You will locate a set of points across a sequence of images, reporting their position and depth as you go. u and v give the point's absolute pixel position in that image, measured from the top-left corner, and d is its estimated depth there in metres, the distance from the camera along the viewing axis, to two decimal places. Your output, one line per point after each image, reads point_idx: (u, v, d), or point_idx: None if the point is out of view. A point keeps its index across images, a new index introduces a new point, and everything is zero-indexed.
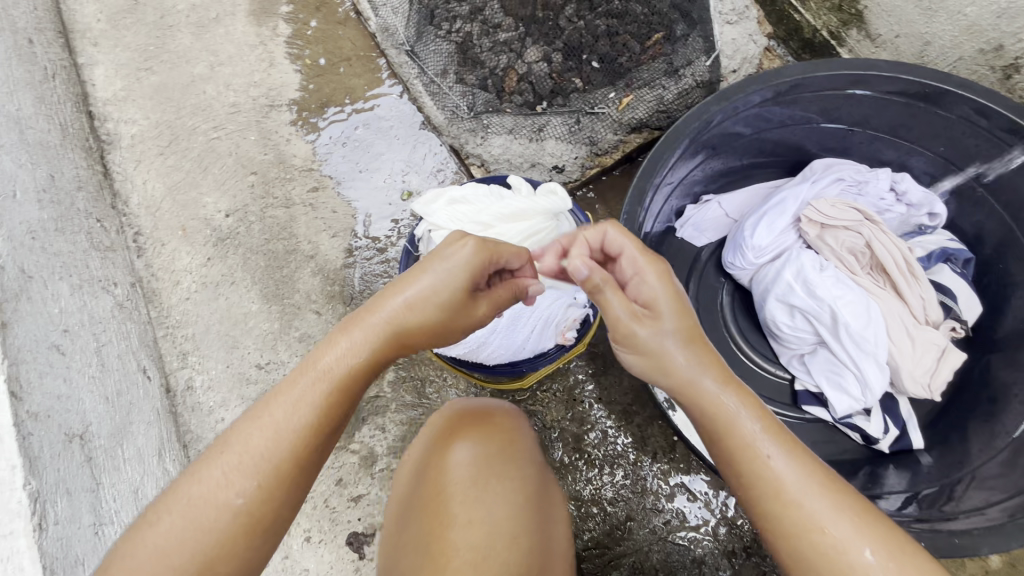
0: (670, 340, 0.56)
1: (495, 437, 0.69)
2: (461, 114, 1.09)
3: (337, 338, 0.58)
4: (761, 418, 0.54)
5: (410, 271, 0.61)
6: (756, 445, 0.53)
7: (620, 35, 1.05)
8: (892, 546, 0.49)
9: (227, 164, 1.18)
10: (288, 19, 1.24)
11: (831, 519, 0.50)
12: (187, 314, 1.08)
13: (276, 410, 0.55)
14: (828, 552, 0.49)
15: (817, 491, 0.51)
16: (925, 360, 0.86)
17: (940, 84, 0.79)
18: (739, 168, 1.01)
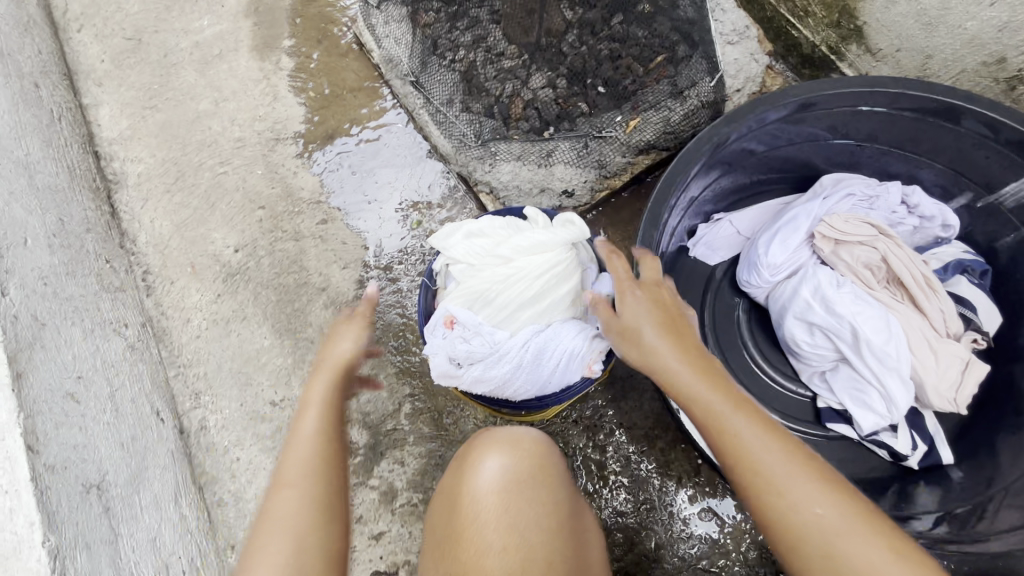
0: (648, 332, 0.65)
1: (526, 458, 0.66)
2: (469, 142, 1.09)
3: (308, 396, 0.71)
4: (730, 394, 0.60)
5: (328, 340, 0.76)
6: (725, 421, 0.58)
7: (622, 58, 1.06)
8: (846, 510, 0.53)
9: (235, 199, 1.18)
10: (291, 53, 1.27)
11: (790, 486, 0.54)
12: (198, 353, 1.08)
13: (289, 451, 0.67)
14: (786, 513, 0.53)
15: (780, 461, 0.55)
16: (948, 373, 0.85)
17: (948, 98, 0.80)
18: (748, 185, 1.01)
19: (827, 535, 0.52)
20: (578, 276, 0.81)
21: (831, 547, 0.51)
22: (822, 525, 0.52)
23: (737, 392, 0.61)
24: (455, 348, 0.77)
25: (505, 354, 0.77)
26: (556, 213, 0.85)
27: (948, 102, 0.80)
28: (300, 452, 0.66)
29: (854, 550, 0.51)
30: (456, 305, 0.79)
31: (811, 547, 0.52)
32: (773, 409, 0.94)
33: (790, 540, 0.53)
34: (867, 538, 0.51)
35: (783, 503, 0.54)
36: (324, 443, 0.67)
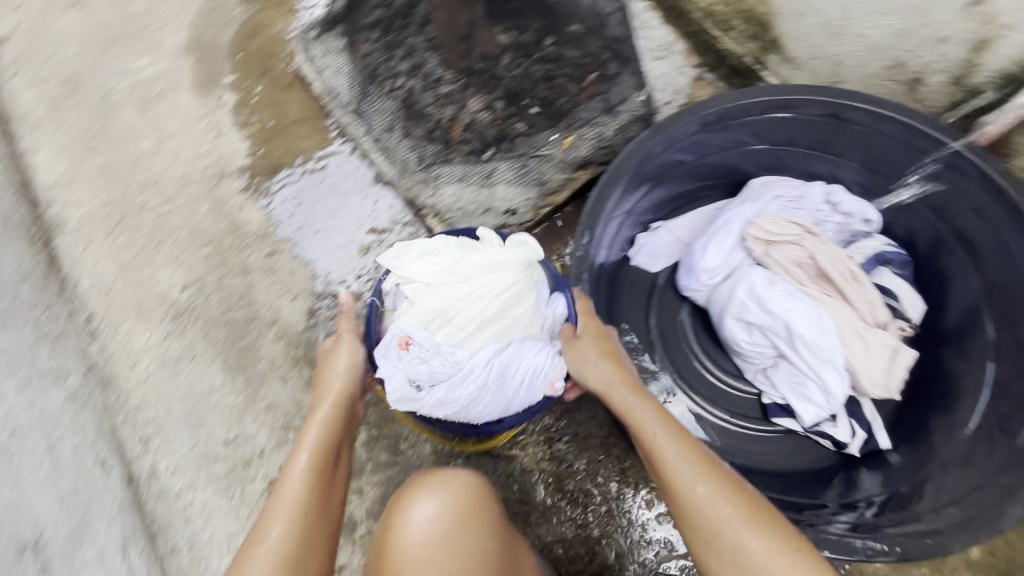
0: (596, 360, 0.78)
1: (455, 504, 0.68)
2: (412, 166, 1.11)
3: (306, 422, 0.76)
4: (658, 412, 0.71)
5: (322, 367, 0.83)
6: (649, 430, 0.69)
7: (557, 78, 1.10)
8: (751, 510, 0.61)
9: (181, 237, 1.17)
10: (233, 88, 1.27)
11: (699, 484, 0.63)
12: (147, 396, 1.05)
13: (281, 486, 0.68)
14: (701, 515, 0.61)
15: (696, 471, 0.64)
16: (879, 360, 0.89)
17: (852, 101, 0.86)
18: (684, 194, 1.05)
19: (733, 530, 0.60)
20: (535, 296, 0.83)
21: (736, 542, 0.59)
22: (729, 526, 0.60)
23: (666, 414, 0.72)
24: (417, 368, 0.76)
25: (468, 373, 0.77)
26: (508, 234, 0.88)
27: (851, 105, 0.86)
28: (292, 487, 0.68)
29: (756, 543, 0.58)
30: (412, 324, 0.79)
31: (720, 541, 0.60)
32: (722, 408, 0.97)
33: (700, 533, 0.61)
34: (766, 533, 0.59)
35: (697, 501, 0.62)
36: (317, 478, 0.69)
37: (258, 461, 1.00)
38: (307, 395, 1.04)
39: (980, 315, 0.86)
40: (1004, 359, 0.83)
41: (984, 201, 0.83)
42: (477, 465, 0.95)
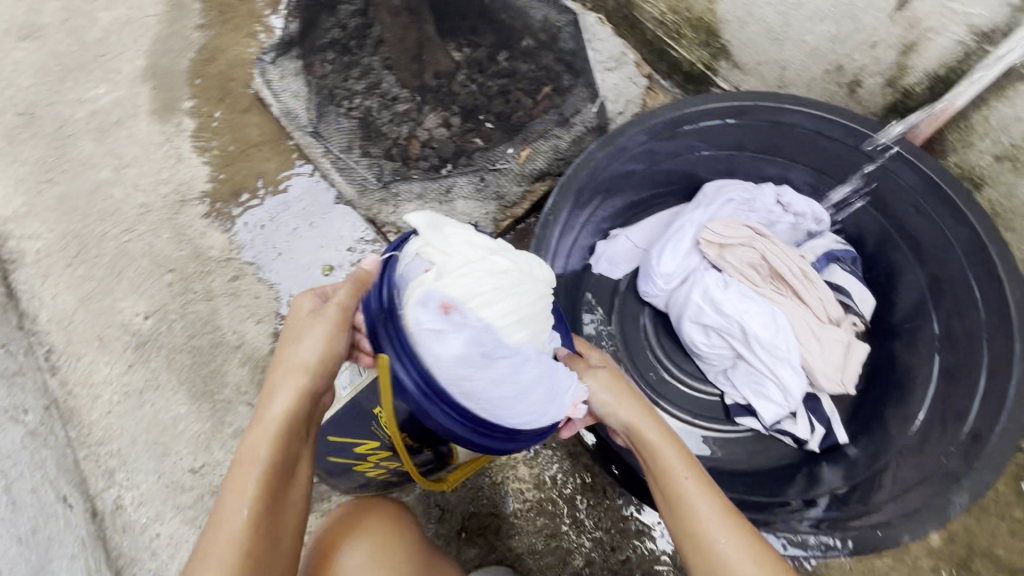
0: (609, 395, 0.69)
1: (375, 534, 0.74)
2: (371, 185, 1.13)
3: (257, 430, 0.61)
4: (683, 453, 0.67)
5: (286, 341, 0.64)
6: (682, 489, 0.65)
7: (512, 93, 1.12)
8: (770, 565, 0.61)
9: (142, 266, 1.16)
10: (192, 113, 1.27)
11: (739, 556, 0.61)
12: (109, 429, 1.04)
13: (217, 511, 0.58)
14: (723, 566, 0.61)
15: (721, 522, 0.63)
16: (832, 356, 0.91)
17: (792, 106, 0.88)
18: (642, 201, 1.06)
19: None
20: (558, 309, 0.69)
21: None
22: None
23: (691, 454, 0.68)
24: (444, 334, 0.54)
25: (524, 364, 0.57)
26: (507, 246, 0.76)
27: (792, 109, 0.88)
28: (230, 514, 0.58)
29: None
30: (456, 286, 0.56)
31: None
32: (686, 410, 0.98)
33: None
34: None
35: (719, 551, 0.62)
36: (260, 508, 0.59)
37: None
38: None
39: (926, 307, 0.89)
40: (949, 350, 0.85)
41: (921, 197, 0.86)
42: None
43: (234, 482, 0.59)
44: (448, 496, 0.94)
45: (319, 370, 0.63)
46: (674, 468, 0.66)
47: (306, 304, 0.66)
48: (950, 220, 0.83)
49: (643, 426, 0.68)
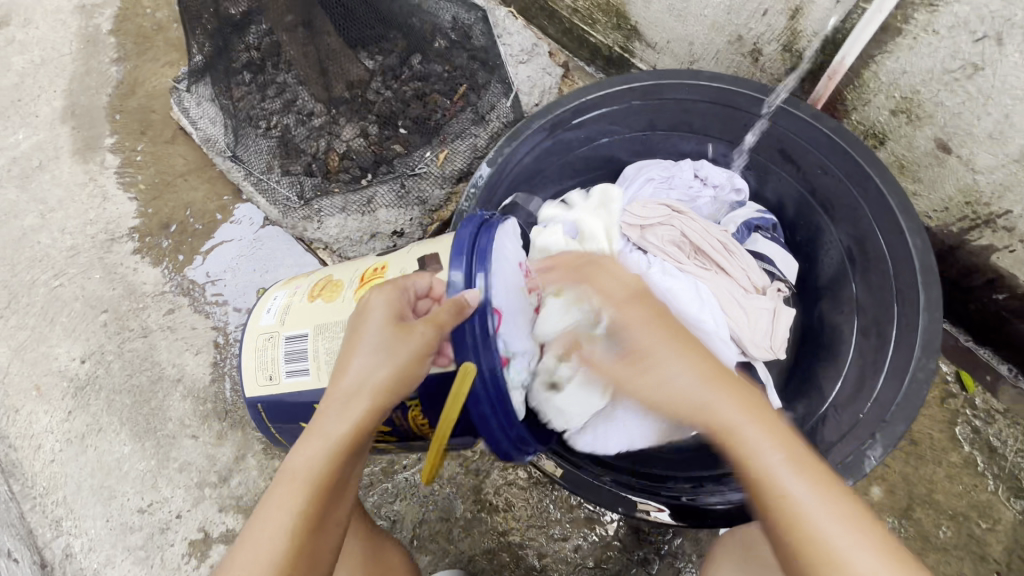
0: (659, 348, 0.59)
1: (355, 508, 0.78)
2: (293, 205, 1.13)
3: (309, 440, 0.58)
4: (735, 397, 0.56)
5: (353, 346, 0.62)
6: (793, 490, 0.51)
7: (428, 95, 1.11)
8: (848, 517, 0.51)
9: (75, 309, 1.14)
10: (114, 149, 1.25)
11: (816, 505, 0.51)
12: (53, 479, 1.03)
13: (254, 528, 0.55)
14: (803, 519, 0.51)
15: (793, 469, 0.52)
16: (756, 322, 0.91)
17: (696, 81, 0.88)
18: (565, 190, 1.07)
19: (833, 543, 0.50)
20: None
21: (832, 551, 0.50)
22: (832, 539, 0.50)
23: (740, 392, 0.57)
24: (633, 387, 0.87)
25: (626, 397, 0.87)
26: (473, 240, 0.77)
27: (699, 85, 0.88)
28: (269, 534, 0.55)
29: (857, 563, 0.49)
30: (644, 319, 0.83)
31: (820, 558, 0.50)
32: None
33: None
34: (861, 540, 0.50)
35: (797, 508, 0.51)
36: (301, 537, 0.55)
37: (176, 524, 1.00)
38: (219, 448, 1.04)
39: (846, 268, 0.90)
40: (867, 306, 0.87)
41: (829, 158, 0.86)
42: (393, 491, 0.95)
43: (277, 495, 0.56)
44: (398, 506, 0.94)
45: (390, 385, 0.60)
46: (777, 466, 0.53)
47: (381, 306, 0.63)
48: (857, 179, 0.83)
49: (722, 410, 0.55)
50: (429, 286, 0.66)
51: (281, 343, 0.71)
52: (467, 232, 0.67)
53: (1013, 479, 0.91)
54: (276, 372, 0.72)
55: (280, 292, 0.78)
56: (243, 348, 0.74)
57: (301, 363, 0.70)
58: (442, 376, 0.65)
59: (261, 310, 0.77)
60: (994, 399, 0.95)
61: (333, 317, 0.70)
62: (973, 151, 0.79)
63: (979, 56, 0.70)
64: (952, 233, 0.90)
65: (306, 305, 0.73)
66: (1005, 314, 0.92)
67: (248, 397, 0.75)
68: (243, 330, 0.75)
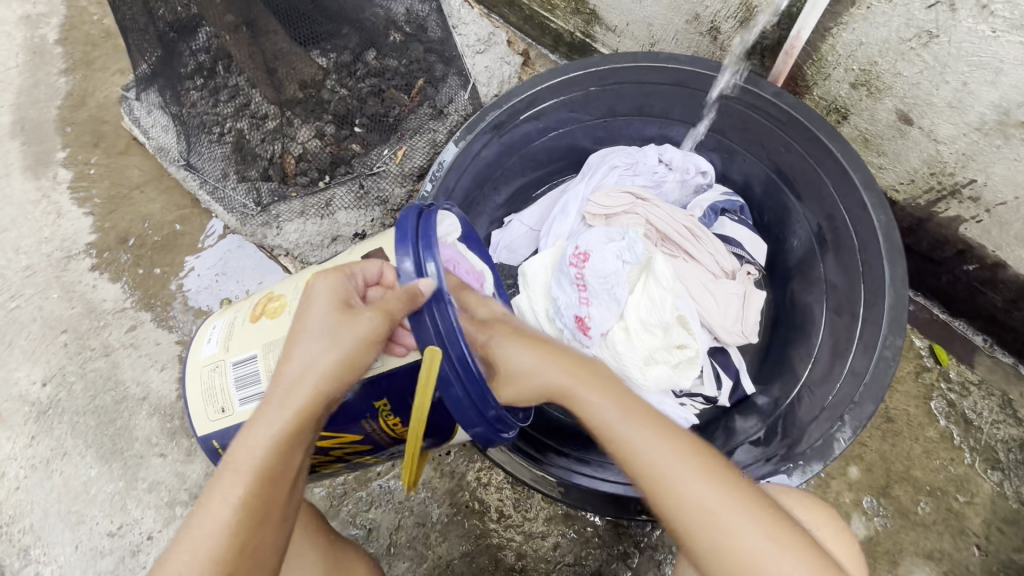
0: (523, 358, 0.62)
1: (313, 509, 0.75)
2: (251, 211, 1.11)
3: (252, 429, 0.55)
4: (615, 396, 0.61)
5: (294, 333, 0.58)
6: (635, 439, 0.58)
7: (385, 91, 1.08)
8: (730, 493, 0.56)
9: (34, 330, 1.10)
10: (67, 163, 1.20)
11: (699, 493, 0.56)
12: (20, 506, 1.01)
13: (195, 524, 0.54)
14: (688, 511, 0.56)
15: (677, 460, 0.57)
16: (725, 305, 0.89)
17: (665, 65, 0.86)
18: (529, 182, 1.04)
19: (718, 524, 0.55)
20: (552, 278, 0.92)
21: (717, 533, 0.55)
22: (714, 520, 0.55)
23: (624, 395, 0.62)
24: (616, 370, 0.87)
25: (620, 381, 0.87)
26: (559, 228, 0.97)
27: (662, 67, 0.86)
28: (211, 529, 0.53)
29: (733, 537, 0.55)
30: (709, 309, 0.90)
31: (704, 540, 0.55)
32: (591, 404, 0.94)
33: (724, 563, 0.55)
34: (743, 520, 0.55)
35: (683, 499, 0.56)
36: (243, 531, 0.53)
37: (148, 545, 0.98)
38: (189, 465, 1.01)
39: (816, 247, 0.89)
40: (837, 285, 0.85)
41: (790, 136, 0.84)
42: (368, 499, 0.93)
43: (217, 489, 0.54)
44: (373, 514, 0.92)
45: (337, 373, 0.56)
46: (660, 466, 0.57)
47: (325, 289, 0.59)
48: (817, 156, 0.82)
49: (606, 413, 0.60)
50: (379, 273, 0.65)
51: (229, 372, 0.66)
52: (409, 220, 0.64)
53: (989, 451, 0.91)
54: (228, 402, 0.66)
55: (218, 320, 0.73)
56: (187, 384, 0.68)
57: (253, 387, 0.65)
58: (407, 366, 0.62)
59: (201, 341, 0.71)
60: (969, 371, 0.95)
61: (279, 332, 0.64)
62: (935, 122, 0.77)
63: (933, 23, 0.68)
64: (920, 205, 0.88)
65: (248, 326, 0.67)
66: (976, 285, 0.91)
67: (200, 436, 0.68)
68: (183, 363, 0.69)
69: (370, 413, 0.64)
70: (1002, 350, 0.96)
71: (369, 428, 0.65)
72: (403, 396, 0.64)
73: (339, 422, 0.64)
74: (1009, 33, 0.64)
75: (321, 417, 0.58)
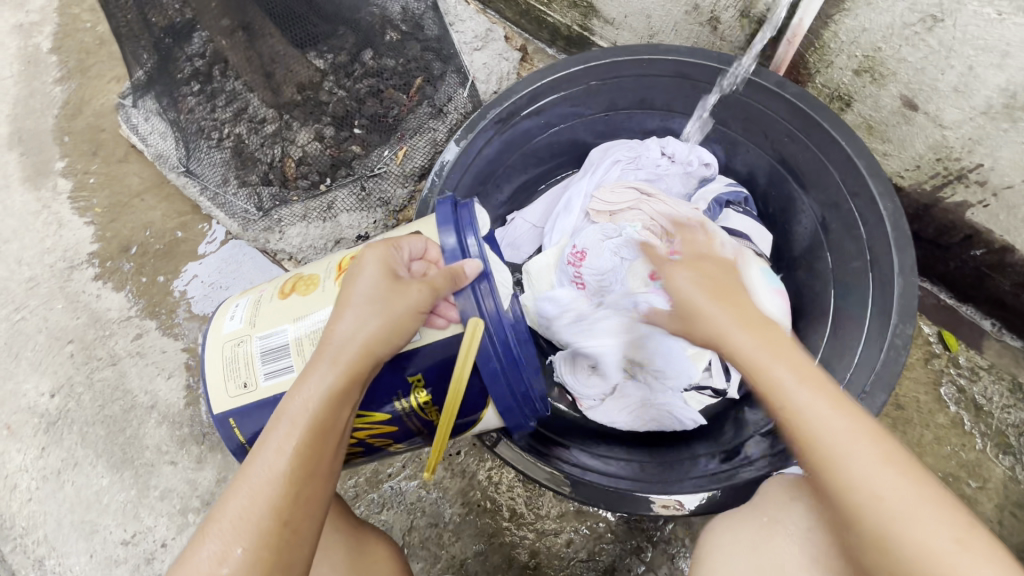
0: (718, 315, 0.61)
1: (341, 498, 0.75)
2: (252, 217, 1.10)
3: (304, 381, 0.56)
4: (794, 367, 0.56)
5: (343, 297, 0.60)
6: (808, 410, 0.53)
7: (383, 91, 1.07)
8: (906, 486, 0.50)
9: (40, 341, 1.10)
10: (66, 173, 1.19)
11: (876, 477, 0.50)
12: (33, 518, 1.01)
13: (250, 472, 0.53)
14: (858, 491, 0.50)
15: (848, 436, 0.52)
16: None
17: (665, 56, 0.85)
18: (529, 180, 1.04)
19: (886, 512, 0.49)
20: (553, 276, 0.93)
21: (880, 523, 0.49)
22: (884, 506, 0.50)
23: (804, 365, 0.57)
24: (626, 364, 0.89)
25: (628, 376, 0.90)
26: (562, 223, 0.96)
27: (665, 59, 0.85)
28: (266, 477, 0.52)
29: (910, 532, 0.48)
30: None
31: (866, 526, 0.50)
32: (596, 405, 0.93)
33: (893, 558, 0.49)
34: (926, 516, 0.48)
35: (850, 478, 0.51)
36: (296, 479, 0.53)
37: (162, 553, 0.98)
38: (200, 472, 1.01)
39: (820, 236, 0.88)
40: (844, 273, 0.85)
41: (793, 126, 0.84)
42: (379, 501, 0.93)
43: (272, 436, 0.53)
44: (385, 516, 0.92)
45: (385, 334, 0.58)
46: (832, 436, 0.52)
47: (373, 261, 0.61)
48: (822, 145, 0.81)
49: (776, 376, 0.56)
50: (423, 249, 0.65)
51: (256, 346, 0.65)
52: (446, 208, 0.68)
53: (1000, 435, 0.90)
54: (251, 376, 0.65)
55: (241, 298, 0.72)
56: (205, 358, 0.67)
57: (282, 361, 0.64)
58: (447, 341, 0.63)
59: (223, 318, 0.70)
60: (978, 355, 0.95)
61: (315, 307, 0.65)
62: (940, 107, 0.77)
63: (937, 7, 0.67)
64: (925, 191, 0.88)
65: (279, 303, 0.68)
66: (984, 269, 0.91)
67: (215, 413, 0.65)
68: (204, 339, 0.68)
69: (404, 389, 0.63)
70: (1010, 334, 0.96)
71: (400, 407, 0.64)
72: (440, 374, 0.64)
73: (372, 397, 0.63)
74: (1014, 16, 0.63)
75: (367, 379, 0.58)
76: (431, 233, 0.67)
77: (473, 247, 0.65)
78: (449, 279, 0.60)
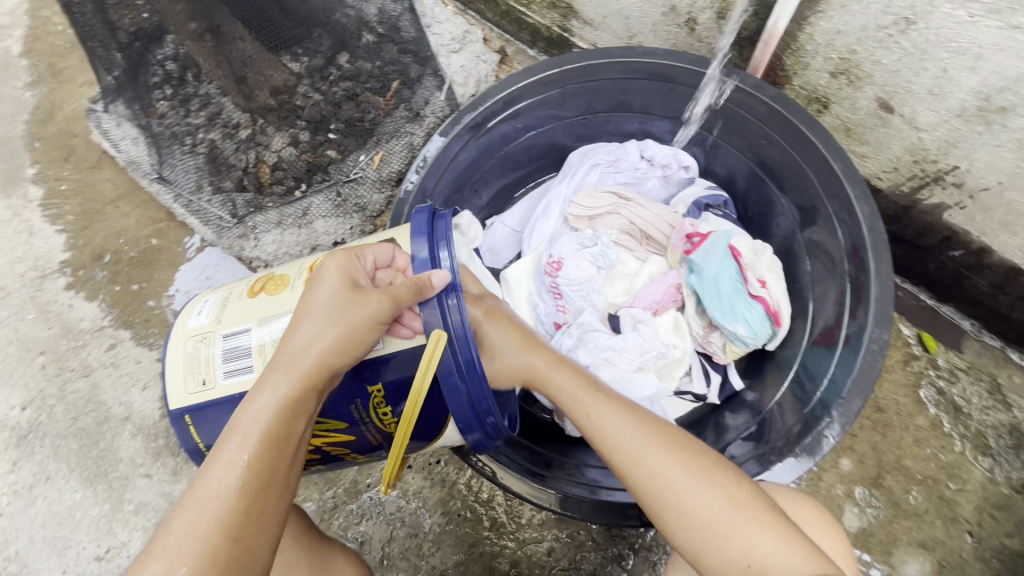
0: (536, 366, 0.68)
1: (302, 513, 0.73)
2: (226, 224, 1.08)
3: (258, 390, 0.54)
4: (612, 407, 0.65)
5: (300, 308, 0.58)
6: (626, 447, 0.62)
7: (360, 95, 1.06)
8: (719, 487, 0.60)
9: (11, 353, 1.07)
10: (37, 180, 1.17)
11: (693, 488, 0.60)
12: (4, 534, 0.99)
13: (199, 488, 0.51)
14: (684, 504, 0.60)
15: (667, 458, 0.61)
16: (730, 317, 0.84)
17: (644, 58, 0.84)
18: (508, 183, 1.02)
19: (710, 517, 0.59)
20: (532, 281, 0.93)
21: (707, 528, 0.59)
22: (707, 509, 0.60)
23: (618, 401, 0.67)
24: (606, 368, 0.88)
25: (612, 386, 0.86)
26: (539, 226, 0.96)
27: (644, 62, 0.85)
28: (216, 492, 0.51)
29: (730, 528, 0.59)
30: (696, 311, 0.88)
31: (698, 533, 0.59)
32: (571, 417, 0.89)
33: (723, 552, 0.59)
34: (733, 511, 0.59)
35: (677, 494, 0.60)
36: (248, 493, 0.51)
37: None
38: (175, 485, 1.00)
39: (795, 241, 0.89)
40: (822, 277, 0.84)
41: (770, 129, 0.83)
42: (358, 512, 0.92)
43: (223, 449, 0.52)
44: (364, 527, 0.91)
45: (344, 343, 0.56)
46: (654, 464, 0.61)
47: (334, 270, 0.59)
48: (800, 149, 0.81)
49: (597, 418, 0.64)
50: (391, 257, 0.65)
51: (218, 344, 0.63)
52: (421, 217, 0.67)
53: (979, 437, 0.91)
54: (211, 374, 0.63)
55: (212, 294, 0.70)
56: (169, 352, 0.65)
57: (244, 361, 0.63)
58: (410, 350, 0.61)
59: (190, 314, 0.68)
60: (957, 357, 0.95)
61: (280, 310, 0.64)
62: (915, 109, 0.76)
63: (910, 9, 0.67)
64: (903, 193, 0.88)
65: (248, 302, 0.66)
66: (962, 271, 0.91)
67: (172, 410, 0.64)
68: (169, 334, 0.66)
69: (362, 398, 0.62)
70: (989, 334, 0.96)
71: (359, 415, 0.63)
72: (400, 384, 0.63)
73: (329, 404, 0.62)
74: (986, 18, 0.63)
75: (325, 390, 0.57)
76: (403, 242, 0.67)
77: (447, 259, 0.63)
78: (412, 288, 0.58)
